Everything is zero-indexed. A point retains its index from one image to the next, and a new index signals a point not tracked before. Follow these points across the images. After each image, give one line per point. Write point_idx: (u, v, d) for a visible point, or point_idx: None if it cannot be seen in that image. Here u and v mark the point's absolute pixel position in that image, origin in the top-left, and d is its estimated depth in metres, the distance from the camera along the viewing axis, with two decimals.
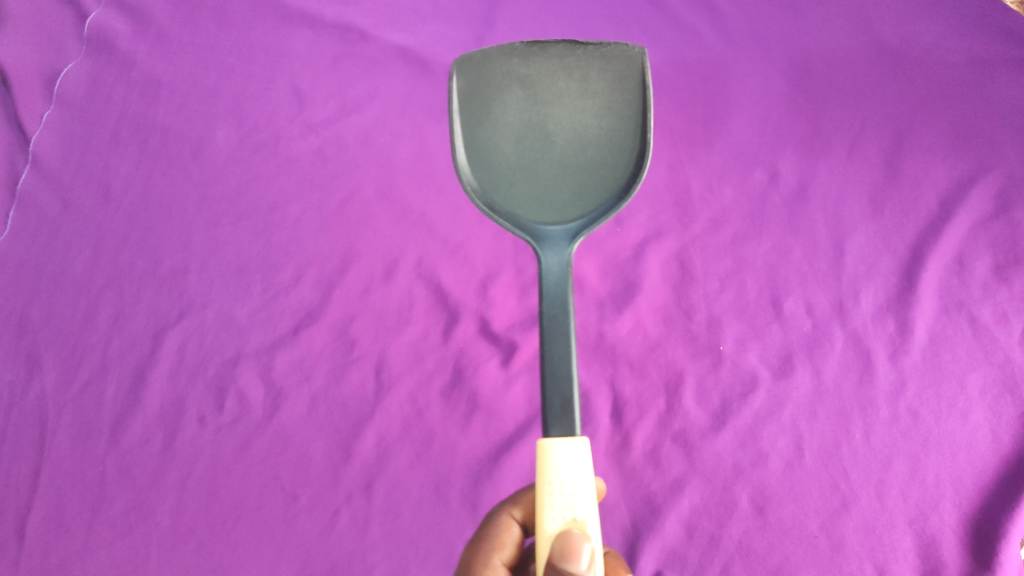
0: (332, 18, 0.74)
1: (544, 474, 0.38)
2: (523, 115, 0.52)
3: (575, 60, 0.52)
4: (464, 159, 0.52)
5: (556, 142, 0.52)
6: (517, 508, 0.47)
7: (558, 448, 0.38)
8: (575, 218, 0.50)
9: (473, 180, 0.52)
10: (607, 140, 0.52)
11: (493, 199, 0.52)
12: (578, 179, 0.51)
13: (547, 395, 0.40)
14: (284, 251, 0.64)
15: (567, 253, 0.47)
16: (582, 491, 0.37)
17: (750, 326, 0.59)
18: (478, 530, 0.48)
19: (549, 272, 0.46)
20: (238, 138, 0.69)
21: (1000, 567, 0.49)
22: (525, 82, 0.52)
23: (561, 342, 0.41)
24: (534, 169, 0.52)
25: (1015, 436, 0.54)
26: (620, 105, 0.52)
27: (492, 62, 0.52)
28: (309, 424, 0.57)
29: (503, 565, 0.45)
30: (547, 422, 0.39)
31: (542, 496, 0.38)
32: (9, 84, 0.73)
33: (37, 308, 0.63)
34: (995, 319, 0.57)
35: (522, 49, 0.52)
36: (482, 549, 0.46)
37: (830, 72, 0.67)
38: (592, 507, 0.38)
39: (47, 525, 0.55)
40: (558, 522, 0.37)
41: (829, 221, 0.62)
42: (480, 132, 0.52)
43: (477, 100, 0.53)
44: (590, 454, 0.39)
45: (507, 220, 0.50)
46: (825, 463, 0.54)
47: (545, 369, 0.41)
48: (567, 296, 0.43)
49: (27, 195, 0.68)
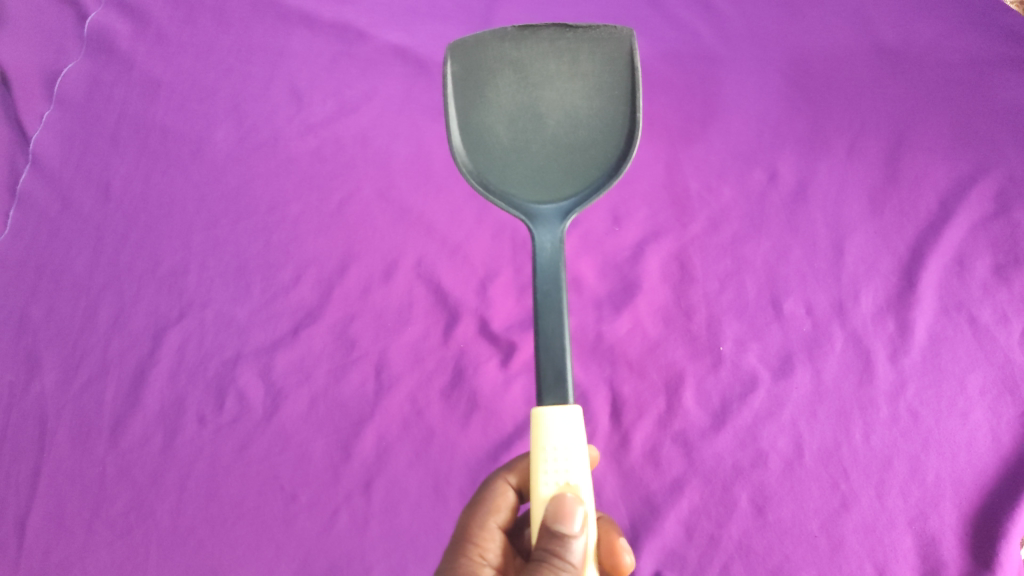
0: (331, 18, 0.74)
1: (537, 441, 0.38)
2: (516, 97, 0.52)
3: (565, 44, 0.52)
4: (459, 142, 0.52)
5: (549, 122, 0.52)
6: (513, 474, 0.48)
7: (551, 415, 0.38)
8: (568, 196, 0.50)
9: (467, 161, 0.52)
10: (598, 120, 0.52)
11: (487, 179, 0.52)
12: (570, 159, 0.51)
13: (541, 366, 0.41)
14: (283, 251, 0.64)
15: (560, 230, 0.48)
16: (575, 456, 0.38)
17: (750, 326, 0.59)
18: (475, 494, 0.49)
19: (542, 249, 0.46)
20: (237, 138, 0.69)
21: (1000, 567, 0.49)
22: (517, 65, 0.52)
23: (555, 318, 0.42)
24: (527, 150, 0.52)
25: (1015, 436, 0.54)
26: (610, 86, 0.52)
27: (485, 47, 0.53)
28: (308, 424, 0.57)
29: (498, 527, 0.48)
30: (541, 392, 0.40)
31: (536, 461, 0.38)
32: (9, 84, 0.73)
33: (37, 309, 0.63)
34: (995, 319, 0.57)
35: (513, 33, 0.52)
36: (478, 512, 0.47)
37: (827, 71, 0.67)
38: (585, 473, 0.38)
39: (47, 524, 0.55)
40: (552, 486, 0.38)
41: (829, 221, 0.62)
42: (473, 115, 0.53)
43: (471, 84, 0.53)
44: (583, 421, 0.39)
45: (500, 199, 0.50)
46: (825, 463, 0.54)
47: (538, 342, 0.42)
48: (559, 274, 0.44)
49: (27, 196, 0.68)
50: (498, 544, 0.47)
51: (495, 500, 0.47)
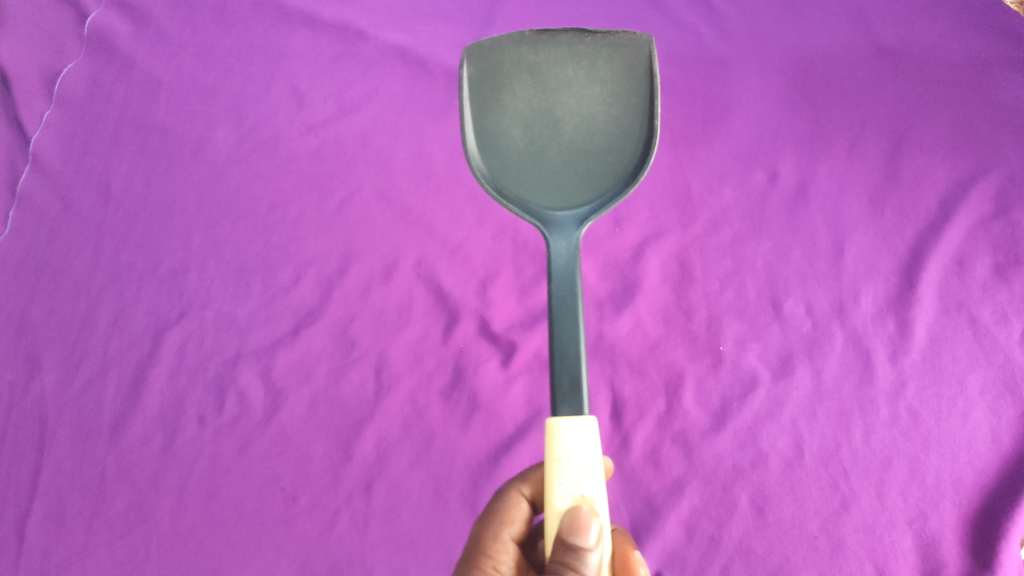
0: (332, 18, 0.74)
1: (551, 452, 0.38)
2: (532, 102, 0.52)
3: (583, 49, 0.52)
4: (474, 146, 0.52)
5: (565, 128, 0.52)
6: (526, 485, 0.48)
7: (567, 427, 0.38)
8: (582, 203, 0.50)
9: (482, 166, 0.52)
10: (615, 126, 0.52)
11: (501, 184, 0.52)
12: (586, 165, 0.51)
13: (556, 374, 0.41)
14: (284, 251, 0.64)
15: (575, 237, 0.47)
16: (590, 469, 0.38)
17: (750, 326, 0.59)
18: (487, 505, 0.49)
19: (557, 256, 0.46)
20: (237, 139, 0.69)
21: (1000, 567, 0.49)
22: (534, 70, 0.52)
23: (570, 324, 0.42)
24: (542, 155, 0.52)
25: (1015, 437, 0.54)
26: (628, 92, 0.52)
27: (502, 51, 0.53)
28: (309, 424, 0.57)
29: (511, 540, 0.47)
30: (556, 402, 0.40)
31: (550, 473, 0.38)
32: (9, 84, 0.73)
33: (36, 309, 0.63)
34: (995, 319, 0.57)
35: (531, 37, 0.52)
36: (491, 524, 0.47)
37: (830, 71, 0.67)
38: (599, 485, 0.38)
39: (47, 525, 0.55)
40: (567, 499, 0.37)
41: (829, 221, 0.62)
42: (489, 119, 0.53)
43: (487, 87, 0.53)
44: (598, 432, 0.39)
45: (515, 204, 0.50)
46: (825, 463, 0.54)
47: (553, 349, 0.42)
48: (575, 280, 0.44)
49: (27, 196, 0.68)
50: (511, 557, 0.46)
51: (508, 512, 0.47)
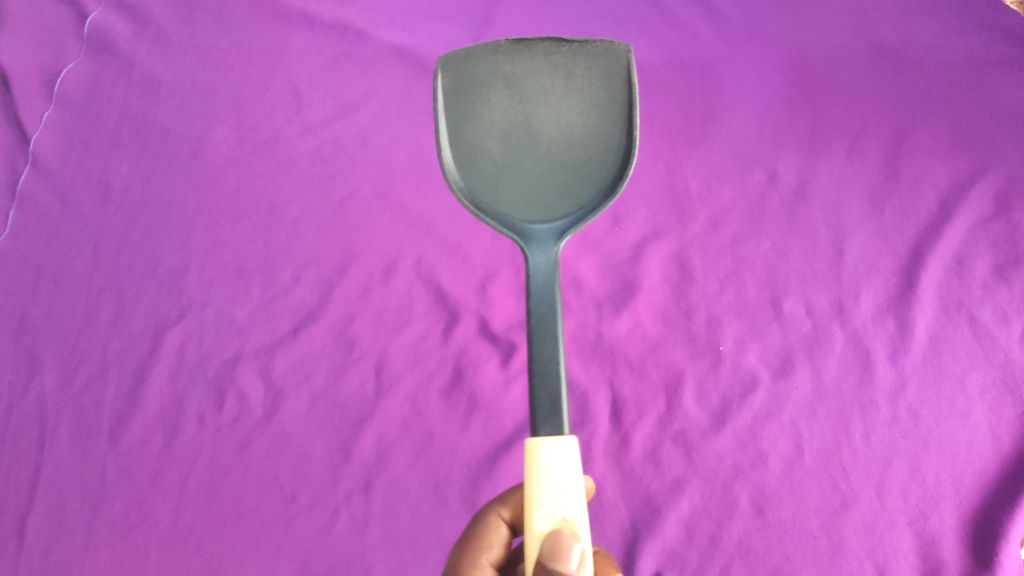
0: (331, 18, 0.74)
1: (532, 474, 0.38)
2: (508, 113, 0.52)
3: (560, 58, 0.52)
4: (450, 157, 0.52)
5: (543, 139, 0.52)
6: (506, 508, 0.47)
7: (547, 448, 0.38)
8: (562, 215, 0.50)
9: (459, 178, 0.52)
10: (593, 136, 0.52)
11: (479, 197, 0.51)
12: (565, 176, 0.51)
13: (536, 395, 0.40)
14: (283, 251, 0.64)
15: (554, 250, 0.47)
16: (571, 490, 0.37)
17: (750, 326, 0.59)
18: (467, 531, 0.48)
19: (537, 269, 0.46)
20: (237, 139, 0.69)
21: (1000, 567, 0.49)
22: (510, 80, 0.52)
23: (550, 342, 0.42)
24: (520, 168, 0.52)
25: (1015, 436, 0.54)
26: (606, 102, 0.52)
27: (477, 61, 0.52)
28: (309, 424, 0.57)
29: (490, 566, 0.45)
30: (537, 422, 0.39)
31: (530, 496, 0.37)
32: (9, 84, 0.73)
33: (36, 309, 0.63)
34: (995, 318, 0.57)
35: (507, 47, 0.52)
36: (470, 549, 0.46)
37: (827, 72, 0.67)
38: (581, 507, 0.37)
39: (47, 525, 0.55)
40: (547, 522, 0.37)
41: (829, 221, 0.62)
42: (466, 130, 0.52)
43: (464, 97, 0.52)
44: (579, 453, 0.39)
45: (494, 218, 0.50)
46: (825, 463, 0.54)
47: (534, 367, 0.41)
48: (554, 294, 0.44)
49: (27, 195, 0.68)
50: None
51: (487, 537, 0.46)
